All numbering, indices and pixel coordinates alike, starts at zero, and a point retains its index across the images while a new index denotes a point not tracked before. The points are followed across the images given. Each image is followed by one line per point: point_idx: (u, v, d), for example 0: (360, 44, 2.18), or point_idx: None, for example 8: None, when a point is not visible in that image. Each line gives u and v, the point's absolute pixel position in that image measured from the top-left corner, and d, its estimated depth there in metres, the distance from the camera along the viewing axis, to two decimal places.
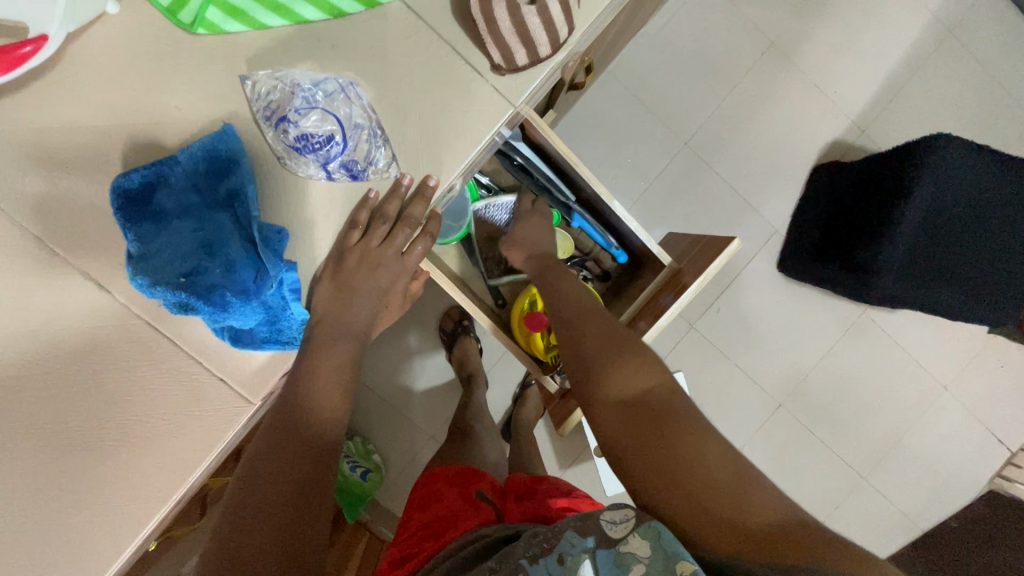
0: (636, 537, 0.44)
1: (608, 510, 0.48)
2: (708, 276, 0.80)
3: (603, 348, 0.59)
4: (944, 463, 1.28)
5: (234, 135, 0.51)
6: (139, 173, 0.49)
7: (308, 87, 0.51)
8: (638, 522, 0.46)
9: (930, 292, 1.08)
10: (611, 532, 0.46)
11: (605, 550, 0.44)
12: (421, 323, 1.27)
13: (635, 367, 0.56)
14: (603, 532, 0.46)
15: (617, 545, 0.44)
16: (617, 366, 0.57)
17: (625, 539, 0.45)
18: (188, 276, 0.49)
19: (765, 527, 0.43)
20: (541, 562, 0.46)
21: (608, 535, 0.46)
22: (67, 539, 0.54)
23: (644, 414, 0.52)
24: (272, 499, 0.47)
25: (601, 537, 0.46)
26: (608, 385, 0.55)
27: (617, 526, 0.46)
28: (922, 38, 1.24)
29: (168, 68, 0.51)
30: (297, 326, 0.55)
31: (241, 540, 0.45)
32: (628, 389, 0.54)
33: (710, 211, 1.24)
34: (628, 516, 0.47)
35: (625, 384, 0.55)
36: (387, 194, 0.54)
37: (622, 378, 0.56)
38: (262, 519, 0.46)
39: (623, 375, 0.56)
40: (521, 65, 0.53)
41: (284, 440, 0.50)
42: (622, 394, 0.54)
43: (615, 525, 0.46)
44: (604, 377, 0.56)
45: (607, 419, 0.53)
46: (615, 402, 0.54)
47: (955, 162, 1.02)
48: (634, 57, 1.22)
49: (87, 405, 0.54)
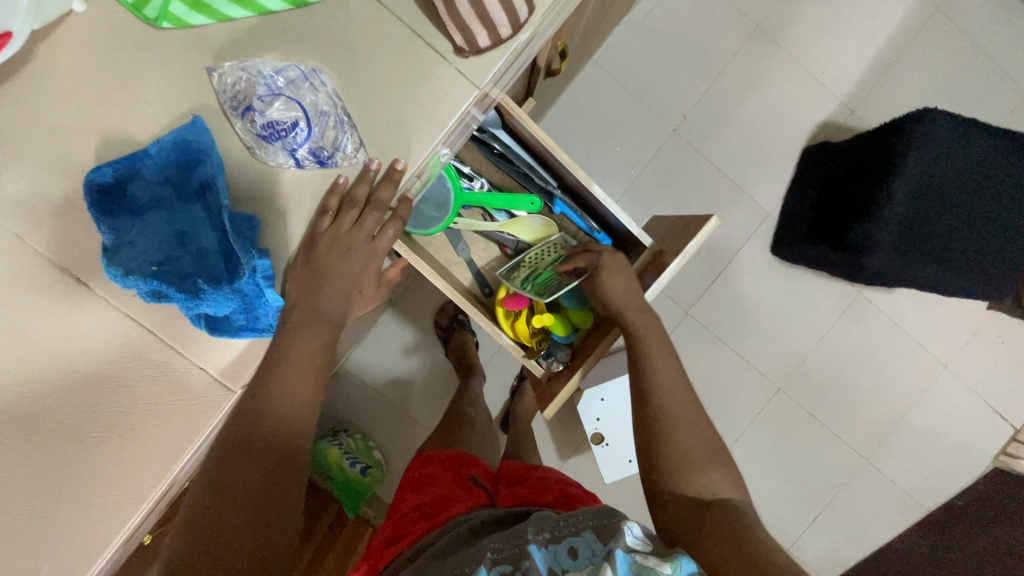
0: (660, 560, 0.44)
1: (637, 525, 0.50)
2: (686, 255, 0.80)
3: (667, 411, 0.63)
4: (947, 442, 1.28)
5: (203, 127, 0.52)
6: (111, 167, 0.51)
7: (270, 75, 0.52)
8: (659, 552, 0.47)
9: (929, 268, 1.07)
10: (632, 544, 0.47)
11: (626, 555, 0.45)
12: (417, 317, 1.28)
13: (722, 475, 0.59)
14: (626, 540, 0.47)
15: (636, 556, 0.45)
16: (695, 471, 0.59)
17: (644, 556, 0.45)
18: (160, 264, 0.50)
19: None
20: (550, 547, 0.50)
21: (629, 545, 0.47)
22: (58, 530, 0.55)
23: (710, 511, 0.55)
24: (244, 484, 0.48)
25: (621, 544, 0.47)
26: (666, 448, 0.61)
27: (637, 542, 0.47)
28: (909, 15, 1.23)
29: (137, 64, 0.52)
30: (273, 313, 0.56)
31: (208, 527, 0.47)
32: (688, 457, 0.60)
33: (699, 195, 1.24)
34: (647, 545, 0.48)
35: (685, 454, 0.60)
36: (356, 179, 0.55)
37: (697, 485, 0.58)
38: (234, 503, 0.48)
39: (700, 481, 0.58)
40: (483, 47, 0.53)
41: (260, 422, 0.51)
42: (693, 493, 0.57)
43: (638, 540, 0.48)
44: (663, 438, 0.61)
45: (677, 514, 0.56)
46: (682, 498, 0.57)
47: (943, 138, 1.02)
48: (618, 44, 1.23)
49: (73, 400, 0.55)
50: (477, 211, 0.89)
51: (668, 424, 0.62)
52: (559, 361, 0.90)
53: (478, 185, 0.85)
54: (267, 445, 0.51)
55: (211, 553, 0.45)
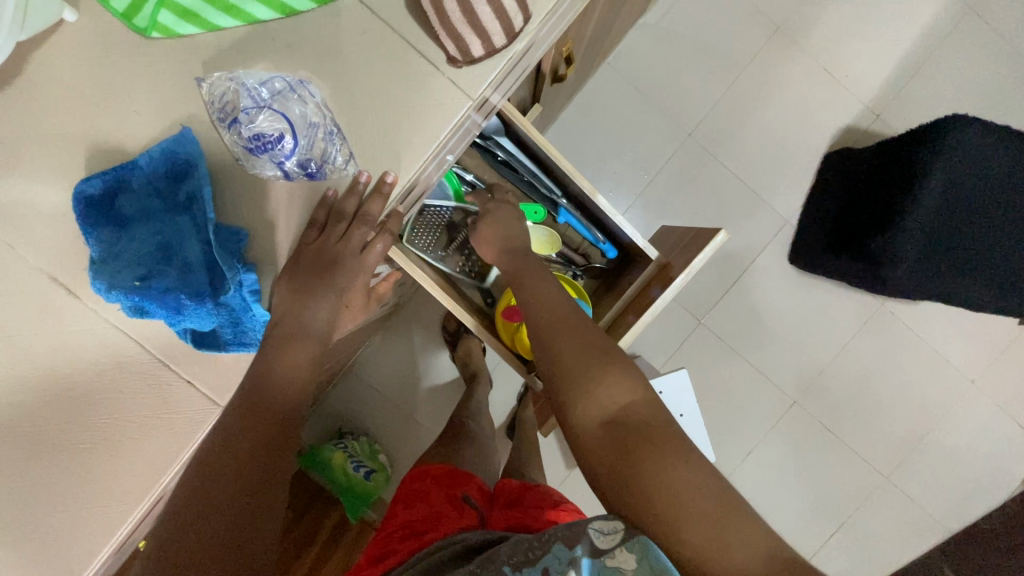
0: (623, 551, 0.45)
1: (597, 518, 0.49)
2: (694, 269, 0.77)
3: (572, 338, 0.59)
4: (972, 461, 1.22)
5: (191, 138, 0.51)
6: (100, 179, 0.50)
7: (255, 86, 0.51)
8: (626, 536, 0.46)
9: (959, 282, 1.03)
10: (599, 542, 0.46)
11: (591, 560, 0.45)
12: (423, 322, 1.27)
13: (616, 383, 0.56)
14: (591, 541, 0.46)
15: (602, 556, 0.45)
16: (599, 381, 0.56)
17: (612, 552, 0.45)
18: (143, 279, 0.50)
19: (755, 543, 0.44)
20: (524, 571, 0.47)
21: (595, 544, 0.46)
22: (50, 539, 0.55)
23: (623, 435, 0.52)
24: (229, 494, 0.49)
25: (588, 547, 0.46)
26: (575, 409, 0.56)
27: (605, 537, 0.47)
28: (941, 15, 1.17)
29: (126, 71, 0.52)
30: (259, 328, 0.55)
31: (192, 544, 0.46)
32: (606, 409, 0.55)
33: (714, 202, 1.20)
34: (616, 528, 0.47)
35: (599, 402, 0.55)
36: (346, 192, 0.53)
37: (602, 397, 0.55)
38: (219, 512, 0.48)
39: (603, 392, 0.55)
40: (477, 57, 0.51)
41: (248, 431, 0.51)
42: (603, 414, 0.55)
43: (604, 536, 0.47)
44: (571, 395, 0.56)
45: (591, 444, 0.54)
46: (594, 424, 0.54)
47: (974, 145, 1.00)
48: (632, 47, 1.19)
49: (63, 411, 0.55)
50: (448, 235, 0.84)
51: (567, 348, 0.59)
52: None
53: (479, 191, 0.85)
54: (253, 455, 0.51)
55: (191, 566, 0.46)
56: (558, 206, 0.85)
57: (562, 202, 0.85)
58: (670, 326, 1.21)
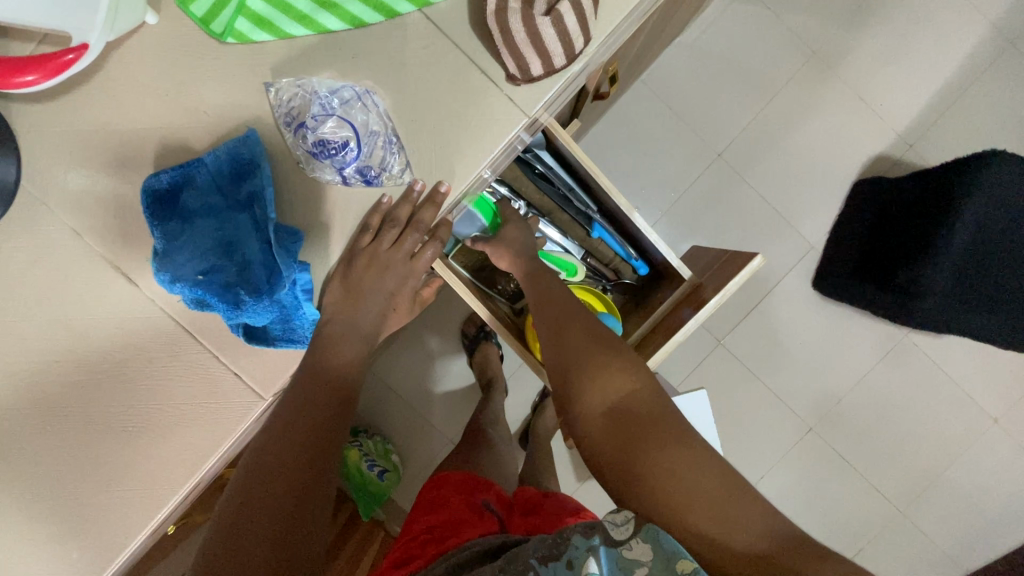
0: (638, 542, 0.45)
1: (609, 513, 0.49)
2: (728, 291, 0.77)
3: (577, 332, 0.62)
4: (990, 501, 1.20)
5: (257, 140, 0.53)
6: (168, 174, 0.52)
7: (325, 95, 0.53)
8: (640, 526, 0.46)
9: (974, 315, 1.09)
10: (614, 533, 0.47)
11: (608, 550, 0.45)
12: (444, 326, 1.28)
13: (618, 372, 0.58)
14: (607, 532, 0.47)
15: (619, 546, 0.45)
16: (603, 371, 0.58)
17: (628, 542, 0.45)
18: (206, 273, 0.51)
19: (759, 525, 0.46)
20: (548, 564, 0.46)
21: (611, 536, 0.47)
22: (92, 517, 0.57)
23: (626, 424, 0.54)
24: (279, 498, 0.50)
25: (604, 537, 0.46)
26: (584, 399, 0.57)
27: (619, 528, 0.47)
28: (979, 49, 1.17)
29: (199, 73, 0.54)
30: (308, 325, 0.57)
31: (236, 536, 0.47)
32: (608, 399, 0.56)
33: (742, 224, 1.20)
34: (629, 518, 0.48)
35: (605, 392, 0.57)
36: (400, 199, 0.55)
37: (605, 386, 0.57)
38: (270, 512, 0.49)
39: (608, 381, 0.57)
40: (536, 75, 0.53)
41: (299, 436, 0.53)
42: (605, 403, 0.56)
43: (619, 526, 0.47)
44: (580, 385, 0.58)
45: (592, 434, 0.55)
46: (597, 413, 0.56)
47: (1001, 182, 1.06)
48: (668, 65, 1.20)
49: (113, 394, 0.57)
50: None
51: (572, 339, 0.61)
52: None
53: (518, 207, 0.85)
54: (304, 458, 0.52)
55: (234, 560, 0.46)
56: (591, 221, 0.86)
57: (595, 218, 0.86)
58: (690, 345, 1.21)
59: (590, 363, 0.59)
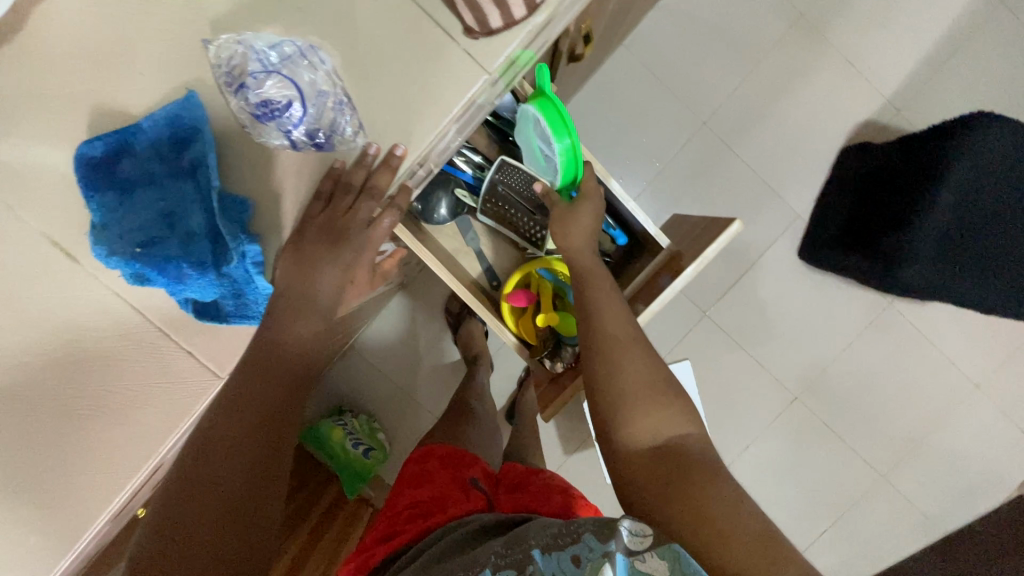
0: (654, 557, 0.42)
1: (627, 518, 0.46)
2: (706, 258, 0.76)
3: (621, 355, 0.60)
4: (970, 466, 1.21)
5: (198, 103, 0.50)
6: (102, 141, 0.49)
7: (263, 50, 0.49)
8: (658, 541, 0.43)
9: (956, 278, 1.12)
10: (629, 542, 0.43)
11: (624, 557, 0.42)
12: (427, 303, 1.26)
13: (665, 412, 0.56)
14: (622, 539, 0.43)
15: (634, 558, 0.42)
16: (650, 406, 0.56)
17: (643, 555, 0.42)
18: (144, 246, 0.49)
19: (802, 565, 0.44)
20: (553, 556, 0.46)
21: (626, 545, 0.43)
22: (48, 502, 0.55)
23: (673, 462, 0.52)
24: (220, 519, 0.46)
25: (619, 544, 0.43)
26: (632, 432, 0.55)
27: (635, 538, 0.44)
28: (971, 7, 1.13)
29: (132, 31, 0.50)
30: (262, 301, 0.55)
31: (180, 518, 0.45)
32: (656, 436, 0.55)
33: (727, 193, 1.18)
34: (647, 530, 0.44)
35: (655, 429, 0.55)
36: (354, 163, 0.52)
37: (652, 420, 0.55)
38: (211, 534, 0.45)
39: (655, 416, 0.56)
40: (494, 28, 0.49)
41: (236, 449, 0.49)
42: (654, 438, 0.54)
43: (635, 535, 0.44)
44: (630, 416, 0.56)
45: (633, 465, 0.54)
46: (643, 449, 0.54)
47: (980, 145, 1.08)
48: (651, 29, 1.16)
49: (61, 378, 0.54)
50: (506, 188, 0.79)
51: (616, 362, 0.59)
52: (564, 362, 0.85)
53: (552, 152, 0.72)
54: (244, 474, 0.48)
55: (176, 542, 0.44)
56: None
57: None
58: (674, 317, 1.20)
59: (640, 397, 0.57)
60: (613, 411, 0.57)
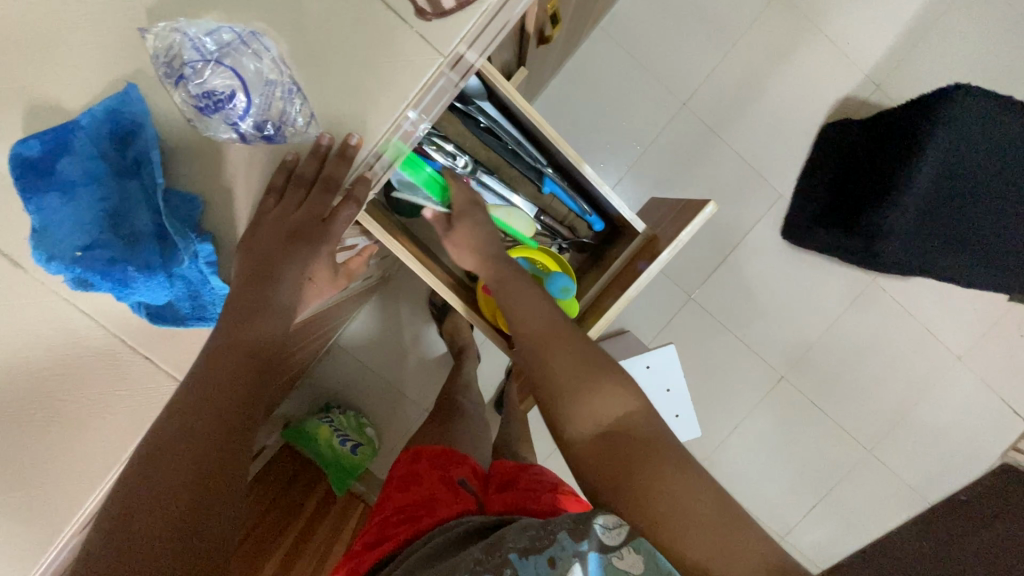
0: (630, 552, 0.44)
1: (602, 513, 0.47)
2: (680, 243, 0.74)
3: (555, 346, 0.61)
4: (955, 437, 1.22)
5: (138, 97, 0.47)
6: (38, 140, 0.46)
7: (199, 37, 0.46)
8: (631, 535, 0.45)
9: (939, 254, 1.07)
10: (605, 538, 0.44)
11: (598, 555, 0.43)
12: (410, 296, 1.24)
13: (601, 395, 0.57)
14: (596, 536, 0.44)
15: (610, 553, 0.43)
16: (584, 394, 0.58)
17: (619, 551, 0.44)
18: (85, 249, 0.47)
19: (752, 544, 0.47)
20: (530, 559, 0.45)
21: (600, 540, 0.44)
22: (12, 516, 0.54)
23: (617, 444, 0.54)
24: (163, 536, 0.44)
25: (594, 542, 0.44)
26: (572, 422, 0.57)
27: (610, 532, 0.45)
28: None
29: (59, 22, 0.46)
30: (219, 301, 0.54)
31: (122, 533, 0.43)
32: (598, 422, 0.56)
33: (708, 174, 1.16)
34: (621, 524, 0.46)
35: (596, 416, 0.57)
36: (308, 155, 0.50)
37: (588, 405, 0.57)
38: (155, 554, 0.43)
39: (594, 401, 0.57)
40: (448, 9, 0.46)
41: (188, 462, 0.47)
42: (597, 425, 0.56)
43: (610, 531, 0.45)
44: (570, 402, 0.58)
45: (584, 451, 0.56)
46: (591, 435, 0.56)
47: (970, 116, 1.00)
48: (627, 8, 1.13)
49: (13, 390, 0.52)
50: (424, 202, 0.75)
51: (545, 350, 0.61)
52: None
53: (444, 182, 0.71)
54: (190, 486, 0.46)
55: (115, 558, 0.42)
56: (545, 179, 0.78)
57: (547, 171, 0.78)
58: (658, 300, 1.19)
59: (576, 388, 0.58)
60: (554, 406, 0.59)
